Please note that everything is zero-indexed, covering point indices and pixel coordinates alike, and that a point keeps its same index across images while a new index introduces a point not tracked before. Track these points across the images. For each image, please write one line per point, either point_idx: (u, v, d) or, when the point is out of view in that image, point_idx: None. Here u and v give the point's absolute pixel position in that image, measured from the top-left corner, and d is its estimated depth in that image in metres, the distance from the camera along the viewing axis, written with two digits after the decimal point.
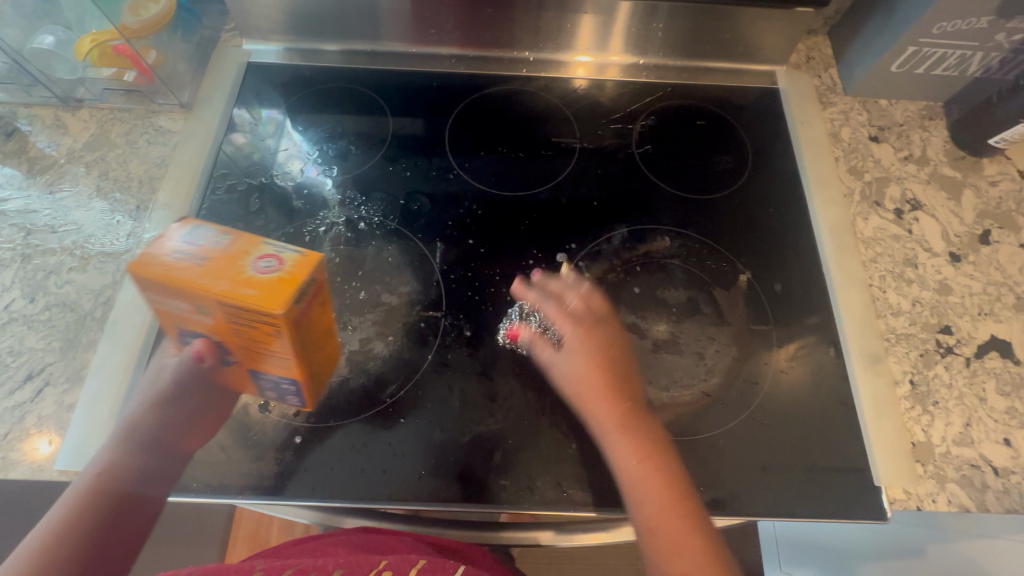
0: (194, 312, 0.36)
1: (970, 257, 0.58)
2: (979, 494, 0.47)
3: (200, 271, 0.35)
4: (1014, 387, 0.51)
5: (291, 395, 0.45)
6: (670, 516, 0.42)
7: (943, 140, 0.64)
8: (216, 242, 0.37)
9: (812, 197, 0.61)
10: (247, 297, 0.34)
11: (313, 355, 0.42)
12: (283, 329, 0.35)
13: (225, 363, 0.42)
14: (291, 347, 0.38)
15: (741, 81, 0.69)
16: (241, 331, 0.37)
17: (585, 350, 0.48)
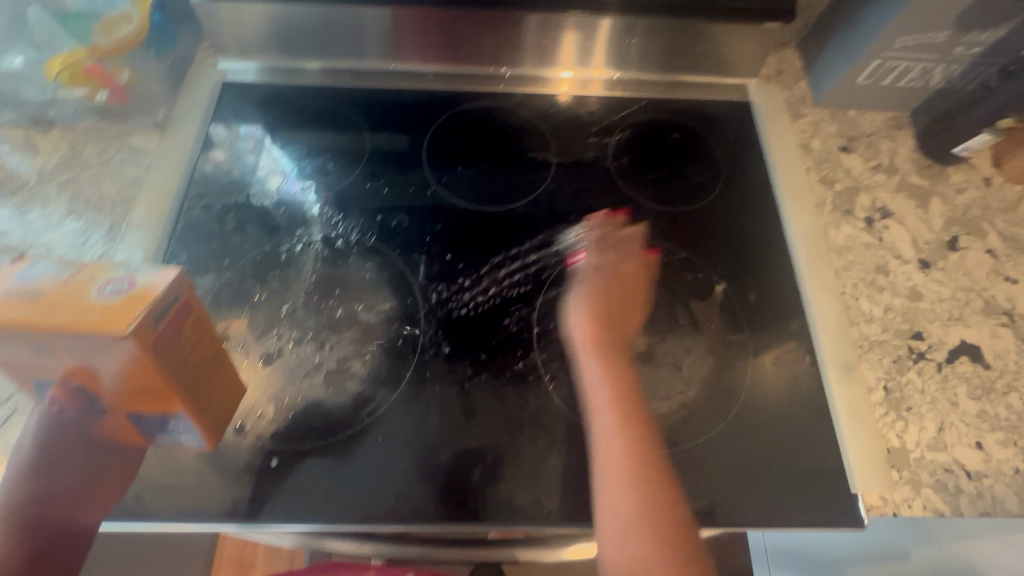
0: (42, 355, 0.35)
1: (938, 264, 0.59)
2: (953, 498, 0.48)
3: (33, 305, 0.33)
4: (985, 391, 0.52)
5: (186, 433, 0.43)
6: (627, 494, 0.39)
7: (910, 149, 0.66)
8: (57, 275, 0.35)
9: (785, 207, 0.62)
10: (92, 321, 0.33)
11: (189, 386, 0.40)
12: (141, 354, 0.34)
13: (93, 413, 0.39)
14: (160, 376, 0.36)
15: (714, 95, 0.71)
16: (101, 371, 0.36)
17: (589, 312, 0.48)
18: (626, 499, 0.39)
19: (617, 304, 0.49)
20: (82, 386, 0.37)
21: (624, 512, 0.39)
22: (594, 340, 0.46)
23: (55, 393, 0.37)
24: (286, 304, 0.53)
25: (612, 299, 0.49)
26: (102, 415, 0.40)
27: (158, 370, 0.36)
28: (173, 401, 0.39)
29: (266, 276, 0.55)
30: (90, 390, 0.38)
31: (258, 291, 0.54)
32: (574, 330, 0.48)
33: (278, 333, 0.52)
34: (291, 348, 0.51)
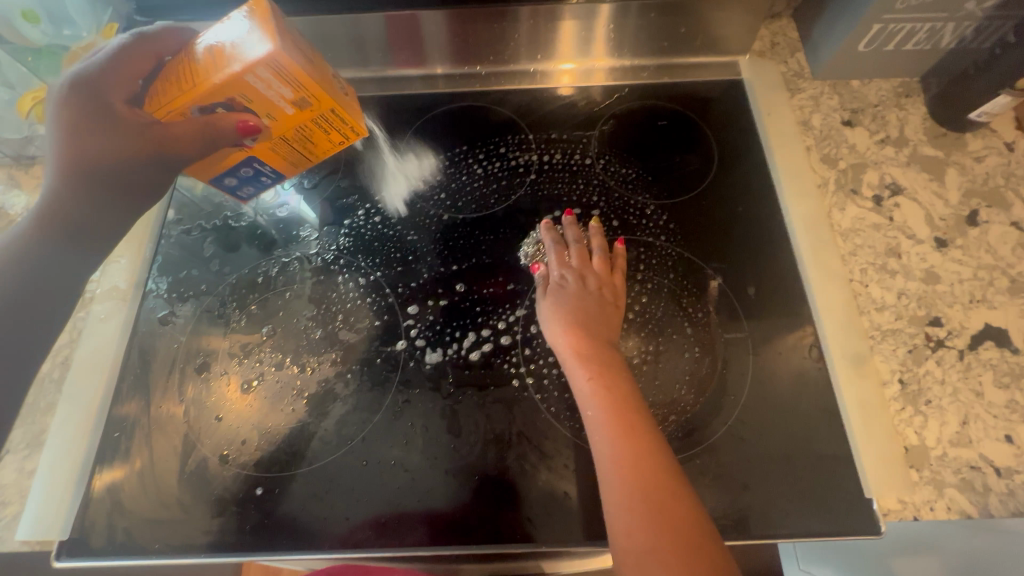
0: (272, 100, 0.45)
1: (956, 241, 0.55)
2: (980, 498, 0.44)
3: (320, 75, 0.45)
4: (1013, 378, 0.48)
5: (262, 175, 0.55)
6: (641, 502, 0.38)
7: (922, 118, 0.61)
8: (300, 42, 0.45)
9: (783, 191, 0.58)
10: (343, 109, 0.49)
11: (307, 145, 0.52)
12: (343, 123, 0.50)
13: (245, 143, 0.49)
14: (330, 149, 0.54)
15: (703, 76, 0.66)
16: (294, 133, 0.50)
17: (566, 322, 0.48)
18: (622, 496, 0.39)
19: (591, 305, 0.49)
20: (231, 103, 0.44)
21: (633, 528, 0.37)
22: (581, 345, 0.46)
23: (248, 109, 0.45)
24: (266, 326, 0.53)
25: (587, 306, 0.49)
26: (211, 126, 0.44)
27: (328, 138, 0.52)
28: (292, 158, 0.54)
29: (248, 301, 0.54)
30: (229, 102, 0.44)
31: (237, 316, 0.54)
32: (556, 345, 0.48)
33: (259, 358, 0.51)
34: (272, 373, 0.51)
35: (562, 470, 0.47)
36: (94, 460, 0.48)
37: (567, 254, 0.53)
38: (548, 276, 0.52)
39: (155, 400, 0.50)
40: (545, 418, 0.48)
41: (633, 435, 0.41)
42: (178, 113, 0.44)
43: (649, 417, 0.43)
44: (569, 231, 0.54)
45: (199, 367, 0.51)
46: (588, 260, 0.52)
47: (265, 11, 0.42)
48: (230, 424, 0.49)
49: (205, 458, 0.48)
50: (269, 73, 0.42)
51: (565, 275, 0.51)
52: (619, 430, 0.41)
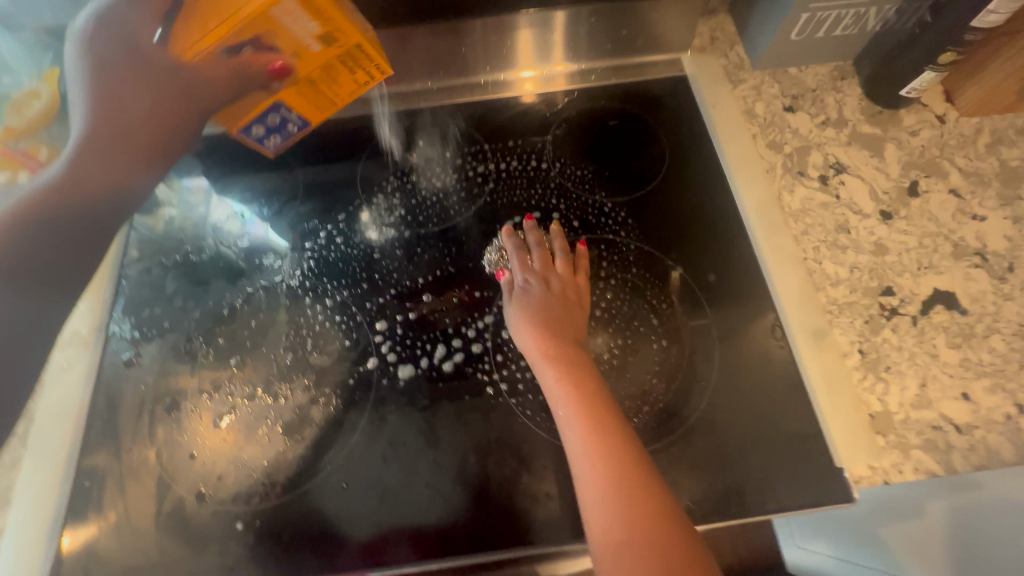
0: (297, 33, 0.44)
1: (901, 213, 0.57)
2: (944, 456, 0.46)
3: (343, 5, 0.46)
4: (964, 337, 0.51)
5: (285, 122, 0.56)
6: (615, 499, 0.39)
7: (858, 98, 0.64)
8: None
9: (734, 177, 0.60)
10: (370, 40, 0.49)
11: (329, 91, 0.53)
12: (367, 55, 0.49)
13: (270, 89, 0.49)
14: (352, 94, 0.55)
15: (647, 76, 0.68)
16: (319, 76, 0.50)
17: (533, 324, 0.48)
18: (598, 496, 0.40)
19: (556, 305, 0.50)
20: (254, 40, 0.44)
21: (609, 525, 0.39)
22: (549, 345, 0.47)
23: (273, 49, 0.45)
24: (235, 357, 0.52)
25: (553, 306, 0.49)
26: (238, 65, 0.45)
27: (353, 76, 0.52)
28: (314, 105, 0.54)
29: (215, 333, 0.54)
30: (253, 40, 0.44)
31: (204, 350, 0.53)
32: (525, 348, 0.48)
33: (230, 391, 0.51)
34: (244, 405, 0.50)
35: (542, 471, 0.47)
36: (65, 513, 0.47)
37: (530, 258, 0.53)
38: (513, 281, 0.53)
39: (123, 445, 0.49)
40: (522, 422, 0.49)
41: (604, 433, 0.42)
42: (205, 58, 0.44)
43: (620, 414, 0.44)
44: (530, 235, 0.55)
45: (169, 407, 0.50)
46: (550, 262, 0.53)
47: None
48: (203, 462, 0.48)
49: (182, 497, 0.47)
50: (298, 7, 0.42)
51: (529, 278, 0.52)
52: (590, 429, 0.42)
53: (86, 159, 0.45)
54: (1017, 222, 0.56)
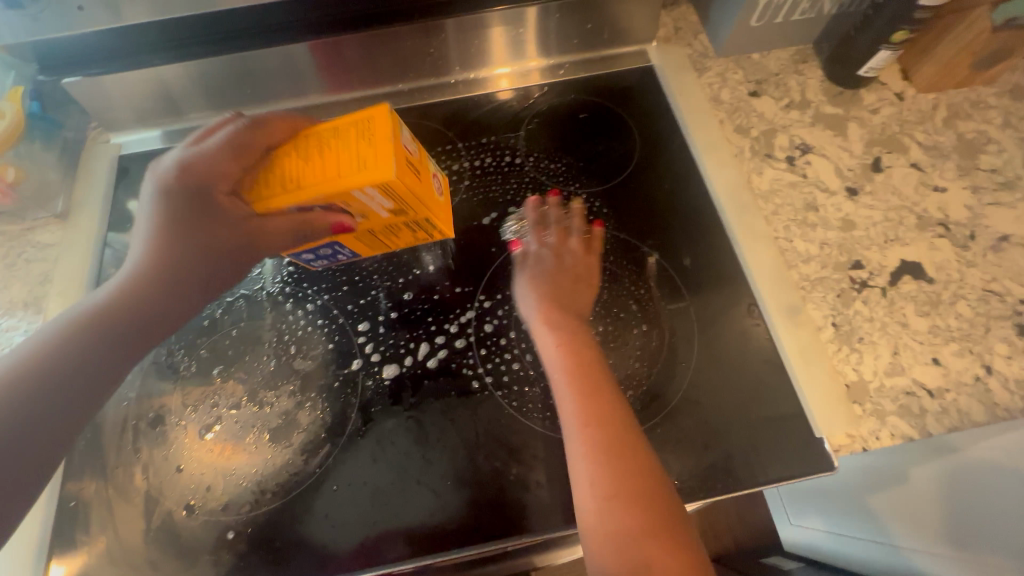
0: (378, 204, 0.45)
1: (866, 189, 0.59)
2: (918, 420, 0.48)
3: (423, 180, 0.48)
4: (932, 305, 0.53)
5: (334, 260, 0.55)
6: (597, 464, 0.41)
7: (819, 80, 0.66)
8: (408, 143, 0.46)
9: (704, 162, 0.61)
10: (434, 191, 0.52)
11: (383, 240, 0.53)
12: (432, 223, 0.52)
13: (331, 236, 0.49)
14: (407, 244, 0.55)
15: (614, 68, 0.69)
16: (382, 228, 0.50)
17: (541, 295, 0.50)
18: (586, 464, 0.41)
19: (566, 284, 0.51)
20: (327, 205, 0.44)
21: (597, 489, 0.40)
22: (552, 315, 0.49)
23: (345, 212, 0.45)
24: (218, 366, 0.52)
25: (558, 279, 0.51)
26: (309, 220, 0.45)
27: (413, 234, 0.53)
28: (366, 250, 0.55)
29: (196, 345, 0.53)
30: (328, 204, 0.44)
31: (185, 361, 0.53)
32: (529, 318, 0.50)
33: (214, 402, 0.50)
34: (230, 414, 0.50)
35: (530, 460, 0.48)
36: (52, 537, 0.47)
37: (546, 233, 0.55)
38: (527, 251, 0.55)
39: (109, 462, 0.49)
40: (508, 414, 0.49)
41: (604, 402, 0.43)
42: (278, 212, 0.43)
43: (612, 384, 0.45)
44: (551, 210, 0.56)
45: (153, 421, 0.50)
46: (566, 239, 0.55)
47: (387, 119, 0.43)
48: (190, 474, 0.48)
49: (171, 510, 0.47)
50: (378, 194, 0.43)
51: (537, 250, 0.54)
52: (590, 400, 0.43)
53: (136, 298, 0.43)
54: (976, 192, 0.58)
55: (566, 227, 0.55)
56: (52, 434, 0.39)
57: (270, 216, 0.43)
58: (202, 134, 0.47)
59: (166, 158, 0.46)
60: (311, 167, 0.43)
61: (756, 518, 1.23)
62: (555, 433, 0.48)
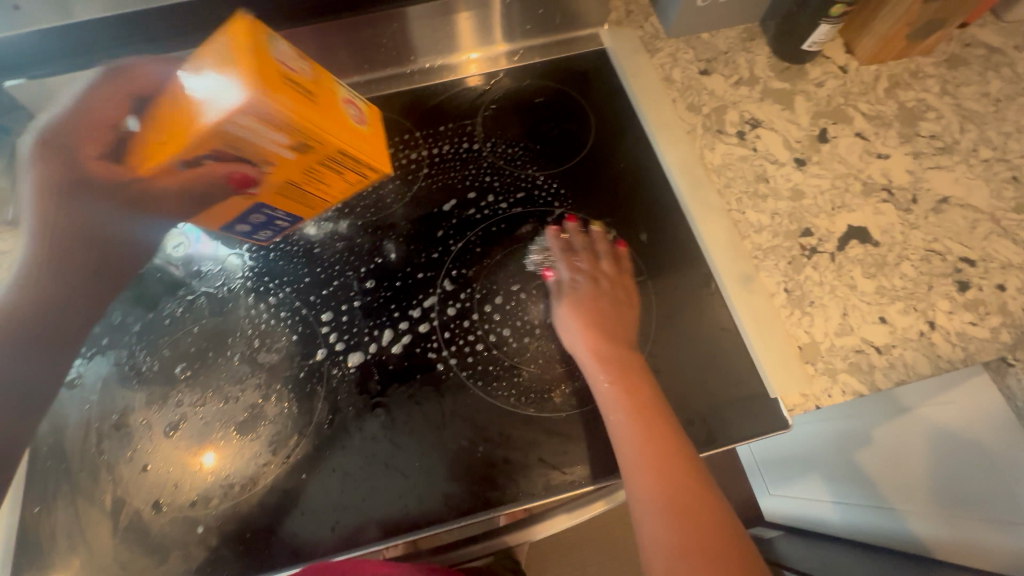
0: (269, 136, 0.42)
1: (813, 159, 0.61)
2: (867, 376, 0.50)
3: (328, 116, 0.45)
4: (878, 267, 0.55)
5: (275, 223, 0.54)
6: (664, 502, 0.43)
7: (766, 57, 0.67)
8: (288, 58, 0.43)
9: (658, 140, 0.62)
10: (354, 112, 0.50)
11: (310, 190, 0.51)
12: (355, 158, 0.49)
13: (248, 197, 0.48)
14: (337, 191, 0.54)
15: (570, 52, 0.70)
16: (297, 176, 0.48)
17: (583, 326, 0.50)
18: (651, 502, 0.43)
19: (608, 311, 0.52)
20: (217, 150, 0.42)
21: (666, 529, 0.42)
22: (602, 350, 0.49)
23: (240, 158, 0.44)
24: (181, 364, 0.52)
25: (602, 308, 0.52)
26: (199, 173, 0.43)
27: (342, 177, 0.52)
28: (297, 210, 0.53)
29: (158, 344, 0.53)
30: (217, 152, 0.42)
31: (147, 361, 0.52)
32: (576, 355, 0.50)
33: (178, 400, 0.50)
34: (195, 411, 0.50)
35: (497, 438, 0.49)
36: (17, 546, 0.46)
37: (577, 259, 0.55)
38: (559, 279, 0.54)
39: (73, 467, 0.48)
40: (474, 394, 0.50)
41: (653, 441, 0.44)
42: (163, 168, 0.42)
43: (668, 412, 0.46)
44: (576, 236, 0.57)
45: (117, 423, 0.50)
46: (596, 262, 0.55)
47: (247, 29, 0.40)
48: (158, 472, 0.48)
49: (139, 510, 0.47)
50: (264, 121, 0.40)
51: (580, 282, 0.53)
52: (642, 437, 0.44)
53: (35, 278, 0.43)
54: (917, 157, 0.61)
55: (599, 253, 0.56)
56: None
57: (161, 176, 0.42)
58: (57, 100, 0.46)
59: (28, 134, 0.45)
60: (182, 118, 0.41)
61: (737, 493, 1.26)
62: (521, 409, 0.50)
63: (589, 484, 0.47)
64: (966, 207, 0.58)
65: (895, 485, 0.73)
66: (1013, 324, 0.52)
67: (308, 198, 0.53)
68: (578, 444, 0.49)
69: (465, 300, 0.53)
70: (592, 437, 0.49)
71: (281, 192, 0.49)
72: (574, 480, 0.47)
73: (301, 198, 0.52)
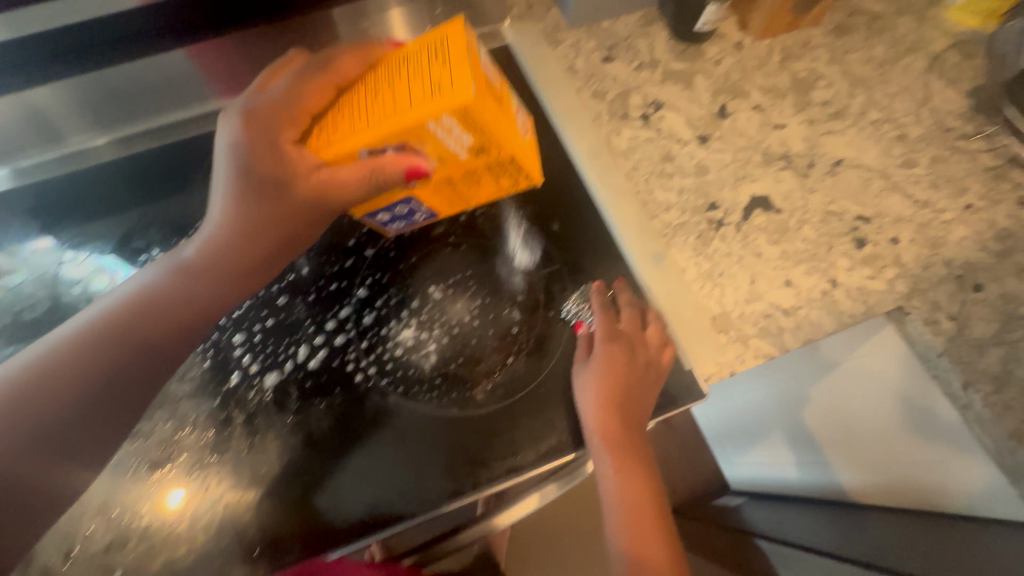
0: (457, 135, 0.40)
1: (715, 134, 0.63)
2: (776, 338, 0.52)
3: (511, 128, 0.43)
4: (781, 233, 0.57)
5: (418, 214, 0.52)
6: (637, 537, 0.50)
7: (665, 39, 0.69)
8: (489, 64, 0.42)
9: (565, 129, 0.63)
10: (525, 126, 0.48)
11: (462, 189, 0.49)
12: (516, 164, 0.46)
13: (408, 193, 0.47)
14: (489, 194, 0.52)
15: (477, 49, 0.70)
16: (461, 174, 0.46)
17: (602, 391, 0.49)
18: (625, 537, 0.50)
19: (631, 379, 0.50)
20: (400, 144, 0.39)
21: (633, 559, 0.50)
22: (614, 434, 0.49)
23: (420, 153, 0.41)
24: None
25: (626, 386, 0.50)
26: (378, 166, 0.41)
27: (496, 179, 0.49)
28: (446, 205, 0.52)
29: None
30: (400, 145, 0.40)
31: None
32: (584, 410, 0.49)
33: None
34: None
35: (422, 443, 0.49)
36: None
37: (617, 318, 0.53)
38: (591, 334, 0.53)
39: None
40: (396, 400, 0.50)
41: (634, 484, 0.50)
42: (349, 163, 0.41)
43: (647, 458, 0.52)
44: (622, 295, 0.54)
45: None
46: (638, 326, 0.53)
47: (467, 33, 0.39)
48: (68, 520, 0.46)
49: (47, 562, 0.44)
50: (456, 122, 0.38)
51: (613, 347, 0.50)
52: (629, 482, 0.50)
53: (200, 268, 0.47)
54: (811, 124, 0.63)
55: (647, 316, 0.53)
56: (129, 382, 0.46)
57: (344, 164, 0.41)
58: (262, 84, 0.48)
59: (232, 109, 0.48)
60: (385, 105, 0.39)
61: (705, 463, 1.29)
62: (443, 410, 0.50)
63: (514, 476, 0.48)
64: (859, 167, 0.61)
65: (812, 443, 0.84)
66: (908, 274, 0.55)
67: (457, 197, 0.51)
68: (502, 437, 0.49)
69: (381, 306, 0.53)
70: (515, 429, 0.49)
71: (432, 186, 0.47)
72: (499, 473, 0.48)
73: (452, 196, 0.50)
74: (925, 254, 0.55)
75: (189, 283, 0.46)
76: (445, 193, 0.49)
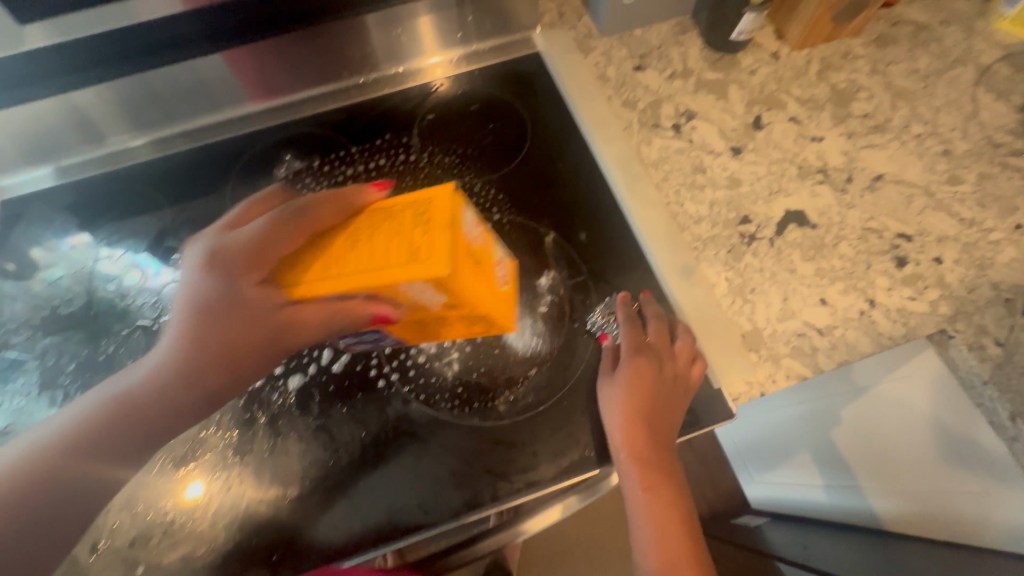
0: (431, 291, 0.39)
1: (749, 146, 0.61)
2: (810, 358, 0.50)
3: (486, 282, 0.44)
4: (817, 249, 0.55)
5: (387, 343, 0.50)
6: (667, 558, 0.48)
7: (699, 48, 0.67)
8: (472, 231, 0.43)
9: (594, 138, 0.62)
10: (500, 278, 0.48)
11: (436, 329, 0.48)
12: (489, 320, 0.46)
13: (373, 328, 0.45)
14: (468, 336, 0.50)
15: (506, 57, 0.70)
16: (433, 318, 0.45)
17: (627, 409, 0.47)
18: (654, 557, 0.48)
19: (658, 395, 0.48)
20: (370, 295, 0.39)
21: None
22: (642, 451, 0.47)
23: (390, 300, 0.41)
24: None
25: (654, 403, 0.48)
26: (348, 307, 0.40)
27: (469, 326, 0.47)
28: (417, 339, 0.49)
29: None
30: (370, 295, 0.39)
31: None
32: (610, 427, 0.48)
33: None
34: None
35: (441, 452, 0.48)
36: None
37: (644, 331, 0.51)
38: (616, 346, 0.52)
39: None
40: (417, 408, 0.50)
41: (661, 502, 0.48)
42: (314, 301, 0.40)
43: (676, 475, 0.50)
44: (648, 308, 0.53)
45: None
46: (666, 342, 0.51)
47: (453, 200, 0.40)
48: None
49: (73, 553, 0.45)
50: (429, 287, 0.38)
51: (640, 360, 0.49)
52: (656, 502, 0.48)
53: (161, 386, 0.44)
54: (850, 137, 0.61)
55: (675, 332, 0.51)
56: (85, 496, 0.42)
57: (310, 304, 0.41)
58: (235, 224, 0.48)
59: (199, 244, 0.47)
60: (359, 256, 0.39)
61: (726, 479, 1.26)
62: (465, 419, 0.49)
63: (534, 491, 0.47)
64: (901, 183, 0.58)
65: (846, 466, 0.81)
66: (951, 296, 0.52)
67: (426, 333, 0.49)
68: (523, 450, 0.48)
69: None
70: (536, 442, 0.48)
71: (405, 324, 0.46)
72: (519, 487, 0.47)
73: (423, 331, 0.48)
74: (971, 275, 0.53)
75: (147, 403, 0.43)
76: (417, 329, 0.47)
